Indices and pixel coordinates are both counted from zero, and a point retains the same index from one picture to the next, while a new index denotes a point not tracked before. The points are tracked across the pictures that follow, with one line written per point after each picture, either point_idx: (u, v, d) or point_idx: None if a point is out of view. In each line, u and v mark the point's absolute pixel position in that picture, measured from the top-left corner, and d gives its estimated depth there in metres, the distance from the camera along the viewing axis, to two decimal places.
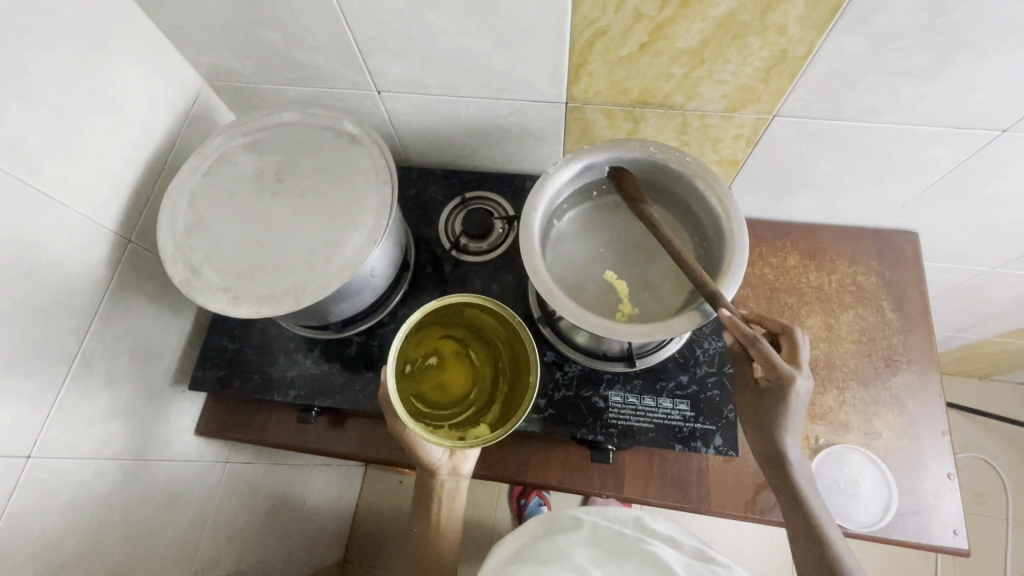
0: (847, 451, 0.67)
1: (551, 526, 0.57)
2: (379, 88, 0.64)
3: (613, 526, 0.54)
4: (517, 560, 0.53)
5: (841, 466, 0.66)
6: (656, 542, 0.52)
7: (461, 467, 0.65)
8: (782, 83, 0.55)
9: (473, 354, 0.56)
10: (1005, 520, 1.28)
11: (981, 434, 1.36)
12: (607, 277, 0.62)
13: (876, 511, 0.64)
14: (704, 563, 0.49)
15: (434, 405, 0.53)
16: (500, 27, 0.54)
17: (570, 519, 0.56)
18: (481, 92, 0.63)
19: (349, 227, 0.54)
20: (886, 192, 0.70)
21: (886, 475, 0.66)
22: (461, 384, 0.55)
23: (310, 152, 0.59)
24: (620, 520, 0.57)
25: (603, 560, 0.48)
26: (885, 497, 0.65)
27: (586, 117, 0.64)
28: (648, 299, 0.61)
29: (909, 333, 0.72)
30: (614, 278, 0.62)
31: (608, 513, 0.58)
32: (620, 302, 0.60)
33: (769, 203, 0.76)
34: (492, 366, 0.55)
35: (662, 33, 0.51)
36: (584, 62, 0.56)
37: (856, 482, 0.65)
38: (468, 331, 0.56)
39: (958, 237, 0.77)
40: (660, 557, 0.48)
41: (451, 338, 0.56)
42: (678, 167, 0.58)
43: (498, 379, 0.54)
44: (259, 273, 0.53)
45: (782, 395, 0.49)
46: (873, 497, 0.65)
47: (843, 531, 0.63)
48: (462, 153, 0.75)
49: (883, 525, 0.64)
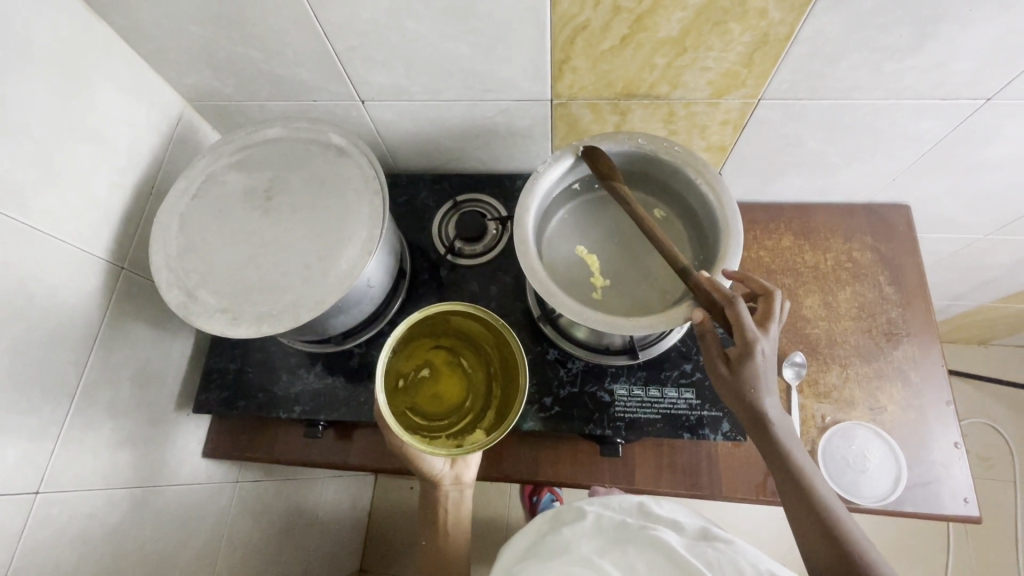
0: (854, 426, 0.67)
1: (555, 520, 0.57)
2: (363, 97, 0.64)
3: (615, 514, 0.54)
4: (526, 558, 0.53)
5: (850, 441, 0.67)
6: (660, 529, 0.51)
7: (464, 476, 0.65)
8: (765, 67, 0.55)
9: (464, 362, 0.55)
10: (1014, 482, 1.29)
11: (985, 400, 1.37)
12: (578, 250, 0.63)
13: (887, 485, 0.65)
14: (708, 542, 0.48)
15: (431, 417, 0.52)
16: (479, 29, 0.53)
17: (574, 511, 0.56)
18: (465, 95, 0.63)
19: (342, 239, 0.54)
20: (876, 167, 0.70)
21: (894, 449, 0.66)
22: (456, 394, 0.54)
23: (297, 167, 0.59)
24: (624, 508, 0.56)
25: (609, 548, 0.48)
26: (894, 470, 0.65)
27: (572, 113, 0.64)
28: (630, 281, 0.61)
29: (907, 306, 0.72)
30: (586, 252, 0.63)
31: (611, 502, 0.57)
32: (591, 274, 0.62)
33: (760, 186, 0.76)
34: (485, 372, 0.54)
35: (642, 25, 0.51)
36: (567, 58, 0.56)
37: (864, 457, 0.66)
38: (457, 339, 0.56)
39: (949, 206, 0.78)
40: (664, 539, 0.48)
41: (440, 348, 0.56)
42: (668, 158, 0.58)
43: (492, 384, 0.54)
44: (256, 292, 0.53)
45: (750, 358, 0.48)
46: (883, 470, 0.65)
47: (856, 506, 0.64)
48: (450, 157, 0.75)
49: (894, 498, 0.64)
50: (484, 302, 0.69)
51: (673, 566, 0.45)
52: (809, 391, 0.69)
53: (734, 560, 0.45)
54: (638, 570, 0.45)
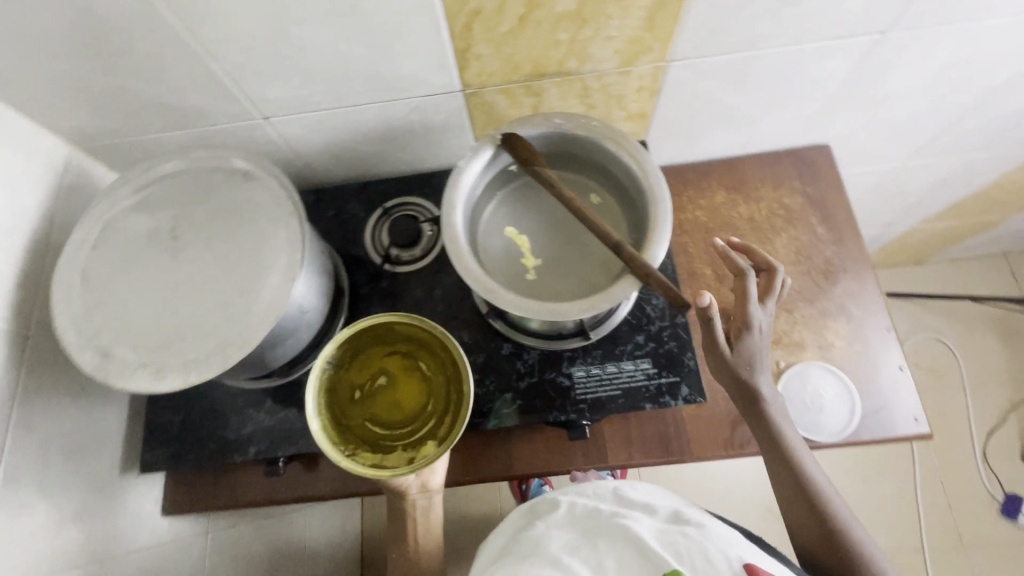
0: (805, 367, 0.70)
1: (530, 512, 0.57)
2: (265, 114, 0.60)
3: (587, 502, 0.53)
4: (501, 556, 0.53)
5: (805, 384, 0.69)
6: (632, 514, 0.51)
7: (430, 483, 0.62)
8: (668, 29, 0.55)
9: (421, 365, 0.54)
10: (963, 387, 1.38)
11: (928, 315, 1.45)
12: (508, 232, 0.62)
13: (844, 418, 0.67)
14: (678, 526, 0.49)
15: (390, 426, 0.52)
16: (370, 27, 0.51)
17: (548, 503, 0.55)
18: (372, 97, 0.60)
19: (262, 269, 0.51)
20: (792, 112, 0.71)
21: (845, 382, 0.69)
22: (415, 399, 0.53)
23: (203, 199, 0.55)
24: (599, 494, 0.55)
25: (579, 544, 0.48)
26: (848, 402, 0.68)
27: (486, 101, 0.62)
28: (565, 259, 0.61)
29: (840, 243, 0.75)
30: (515, 233, 0.62)
31: (585, 488, 0.56)
32: (522, 255, 0.61)
33: (687, 147, 0.76)
34: (441, 374, 0.52)
35: (537, 2, 0.50)
36: (468, 46, 0.54)
37: (819, 397, 0.68)
38: (412, 342, 0.54)
39: (866, 140, 0.80)
40: (634, 531, 0.47)
41: (397, 354, 0.54)
42: (586, 134, 0.57)
43: (450, 387, 0.52)
44: (177, 339, 0.50)
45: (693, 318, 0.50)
46: (838, 405, 0.68)
47: (819, 444, 0.66)
48: (371, 162, 0.72)
49: (852, 429, 0.67)
50: (431, 306, 0.67)
51: (642, 560, 0.45)
52: None
53: (703, 549, 0.45)
54: (607, 567, 0.45)
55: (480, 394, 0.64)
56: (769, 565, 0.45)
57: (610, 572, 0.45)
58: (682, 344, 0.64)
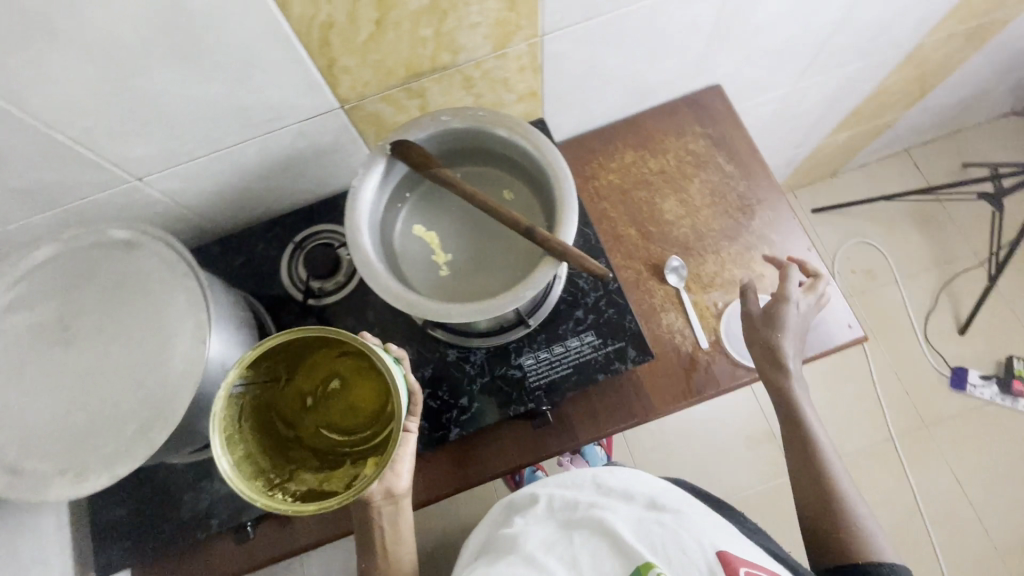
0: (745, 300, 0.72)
1: (508, 508, 0.57)
2: (137, 175, 0.56)
3: (566, 493, 0.54)
4: (480, 554, 0.53)
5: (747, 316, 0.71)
6: (609, 503, 0.52)
7: (396, 487, 0.58)
8: (530, 5, 0.54)
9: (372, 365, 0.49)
10: (896, 281, 1.47)
11: (853, 222, 1.53)
12: (415, 230, 0.60)
13: None
14: (655, 514, 0.50)
15: (350, 430, 0.50)
16: (221, 63, 0.48)
17: (527, 498, 0.56)
18: (248, 134, 0.56)
19: (168, 340, 0.48)
20: (676, 61, 0.72)
21: None
22: (371, 400, 0.50)
23: (84, 280, 0.50)
24: (578, 484, 0.56)
25: (555, 541, 0.47)
26: None
27: (370, 112, 0.60)
28: (478, 248, 0.60)
29: (749, 176, 0.77)
30: (424, 230, 0.61)
31: (565, 479, 0.57)
32: (432, 252, 0.60)
33: (587, 114, 0.77)
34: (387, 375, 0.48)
35: (388, 3, 0.48)
36: (332, 61, 0.52)
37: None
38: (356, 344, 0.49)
39: (752, 72, 0.83)
40: (609, 523, 0.48)
41: (348, 355, 0.50)
42: (475, 125, 0.56)
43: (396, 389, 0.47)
44: (91, 436, 0.46)
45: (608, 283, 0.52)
46: None
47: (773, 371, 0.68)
48: (271, 199, 0.68)
49: None
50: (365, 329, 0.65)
51: (617, 553, 0.45)
52: (696, 286, 0.72)
53: (678, 539, 0.46)
54: (582, 565, 0.45)
55: (437, 406, 0.63)
56: (744, 554, 0.46)
57: (584, 565, 0.44)
58: (620, 309, 0.65)
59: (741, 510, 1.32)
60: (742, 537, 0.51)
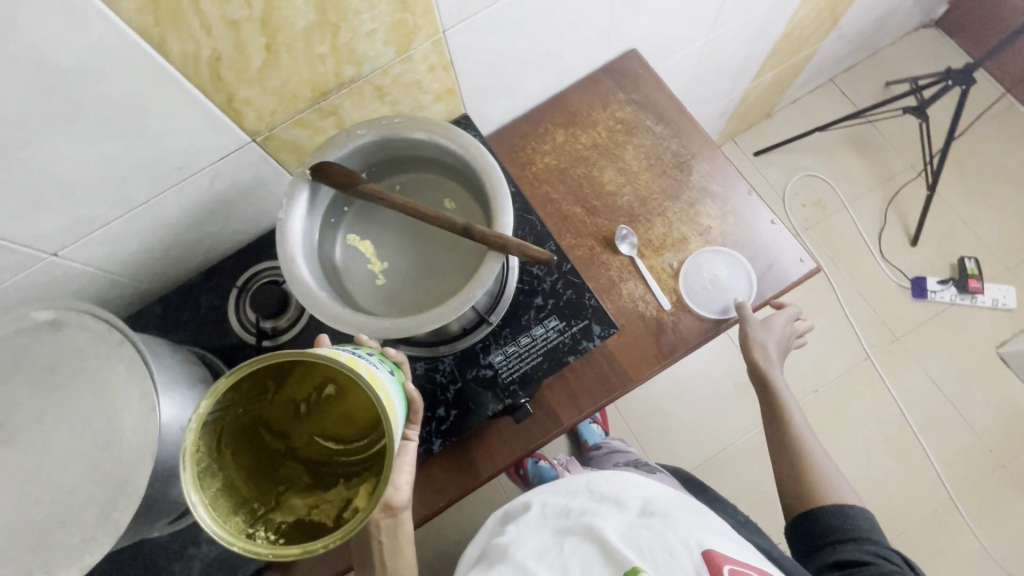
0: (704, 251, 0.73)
1: (504, 519, 0.59)
2: (50, 251, 0.53)
3: (560, 501, 0.56)
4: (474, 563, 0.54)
5: (704, 269, 0.72)
6: (600, 508, 0.53)
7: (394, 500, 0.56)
8: (423, 2, 0.53)
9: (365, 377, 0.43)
10: (844, 207, 1.51)
11: (794, 157, 1.56)
12: (350, 242, 0.59)
13: (744, 286, 0.71)
14: (645, 518, 0.51)
15: (345, 440, 0.46)
16: (110, 118, 0.45)
17: (521, 507, 0.58)
18: (160, 186, 0.54)
19: (115, 416, 0.46)
20: (585, 32, 0.72)
21: (731, 256, 0.72)
22: (368, 410, 0.45)
23: (10, 372, 0.47)
24: (573, 491, 0.58)
25: (546, 549, 0.49)
26: (741, 271, 0.72)
27: (285, 140, 0.58)
28: (415, 250, 0.59)
29: (679, 132, 0.78)
30: (359, 241, 0.59)
31: (561, 487, 0.59)
32: (367, 260, 0.59)
33: (510, 101, 0.76)
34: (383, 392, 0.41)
35: (275, 26, 0.46)
36: (230, 96, 0.50)
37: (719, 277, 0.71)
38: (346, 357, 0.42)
39: (664, 31, 0.83)
40: (599, 528, 0.49)
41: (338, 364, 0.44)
42: (392, 133, 0.55)
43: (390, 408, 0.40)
44: (52, 532, 0.43)
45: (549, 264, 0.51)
46: (734, 278, 0.71)
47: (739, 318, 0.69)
48: (204, 248, 0.65)
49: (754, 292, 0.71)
50: None
51: (605, 558, 0.46)
52: (649, 250, 0.73)
53: (665, 542, 0.47)
54: (571, 569, 0.45)
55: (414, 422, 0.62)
56: (731, 553, 0.47)
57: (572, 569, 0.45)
58: (578, 288, 0.64)
59: (741, 456, 1.35)
60: (734, 538, 0.52)
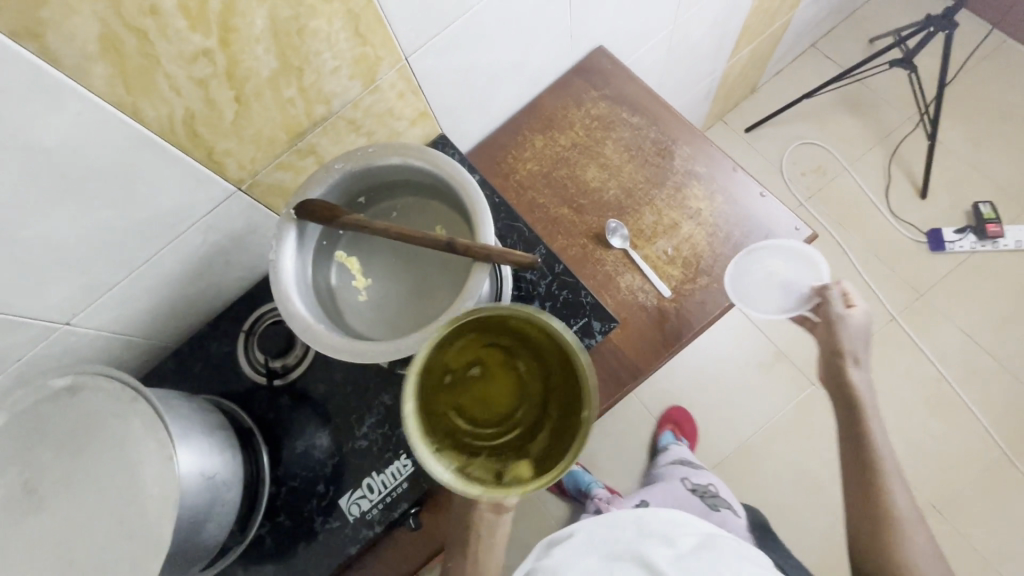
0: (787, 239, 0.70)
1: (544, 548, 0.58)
2: (63, 320, 0.55)
3: (604, 535, 0.56)
4: None
5: (715, 256, 0.71)
6: (648, 547, 0.53)
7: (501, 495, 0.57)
8: (380, 33, 0.54)
9: (519, 362, 0.45)
10: (846, 169, 1.49)
11: (788, 127, 1.55)
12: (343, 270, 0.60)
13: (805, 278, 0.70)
14: (696, 559, 0.52)
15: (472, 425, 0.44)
16: (99, 187, 0.47)
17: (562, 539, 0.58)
18: (157, 245, 0.56)
19: (136, 471, 0.47)
20: (547, 37, 0.73)
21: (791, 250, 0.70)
22: (507, 401, 0.45)
23: (38, 440, 0.49)
24: (616, 523, 0.57)
25: None
26: (804, 262, 0.70)
27: (269, 184, 0.60)
28: (400, 270, 0.60)
29: (656, 119, 0.78)
30: (349, 262, 0.61)
31: (604, 520, 0.58)
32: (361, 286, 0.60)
33: (485, 115, 0.77)
34: (543, 380, 0.45)
35: (241, 78, 0.48)
36: (209, 150, 0.52)
37: (779, 272, 0.70)
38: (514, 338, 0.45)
39: (628, 23, 0.84)
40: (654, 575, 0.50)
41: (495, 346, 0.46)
42: (368, 163, 0.57)
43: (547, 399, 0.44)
44: None
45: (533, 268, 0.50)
46: (795, 271, 0.70)
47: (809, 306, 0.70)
48: (209, 298, 0.68)
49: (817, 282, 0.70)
50: (338, 392, 0.64)
51: None
52: (642, 240, 0.73)
53: None
54: None
55: None
56: None
57: None
58: (573, 287, 0.65)
59: (773, 436, 1.34)
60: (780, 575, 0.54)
